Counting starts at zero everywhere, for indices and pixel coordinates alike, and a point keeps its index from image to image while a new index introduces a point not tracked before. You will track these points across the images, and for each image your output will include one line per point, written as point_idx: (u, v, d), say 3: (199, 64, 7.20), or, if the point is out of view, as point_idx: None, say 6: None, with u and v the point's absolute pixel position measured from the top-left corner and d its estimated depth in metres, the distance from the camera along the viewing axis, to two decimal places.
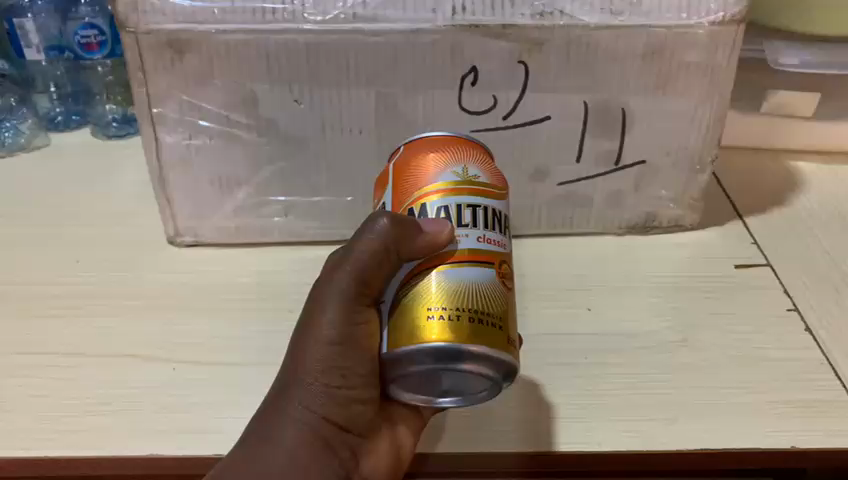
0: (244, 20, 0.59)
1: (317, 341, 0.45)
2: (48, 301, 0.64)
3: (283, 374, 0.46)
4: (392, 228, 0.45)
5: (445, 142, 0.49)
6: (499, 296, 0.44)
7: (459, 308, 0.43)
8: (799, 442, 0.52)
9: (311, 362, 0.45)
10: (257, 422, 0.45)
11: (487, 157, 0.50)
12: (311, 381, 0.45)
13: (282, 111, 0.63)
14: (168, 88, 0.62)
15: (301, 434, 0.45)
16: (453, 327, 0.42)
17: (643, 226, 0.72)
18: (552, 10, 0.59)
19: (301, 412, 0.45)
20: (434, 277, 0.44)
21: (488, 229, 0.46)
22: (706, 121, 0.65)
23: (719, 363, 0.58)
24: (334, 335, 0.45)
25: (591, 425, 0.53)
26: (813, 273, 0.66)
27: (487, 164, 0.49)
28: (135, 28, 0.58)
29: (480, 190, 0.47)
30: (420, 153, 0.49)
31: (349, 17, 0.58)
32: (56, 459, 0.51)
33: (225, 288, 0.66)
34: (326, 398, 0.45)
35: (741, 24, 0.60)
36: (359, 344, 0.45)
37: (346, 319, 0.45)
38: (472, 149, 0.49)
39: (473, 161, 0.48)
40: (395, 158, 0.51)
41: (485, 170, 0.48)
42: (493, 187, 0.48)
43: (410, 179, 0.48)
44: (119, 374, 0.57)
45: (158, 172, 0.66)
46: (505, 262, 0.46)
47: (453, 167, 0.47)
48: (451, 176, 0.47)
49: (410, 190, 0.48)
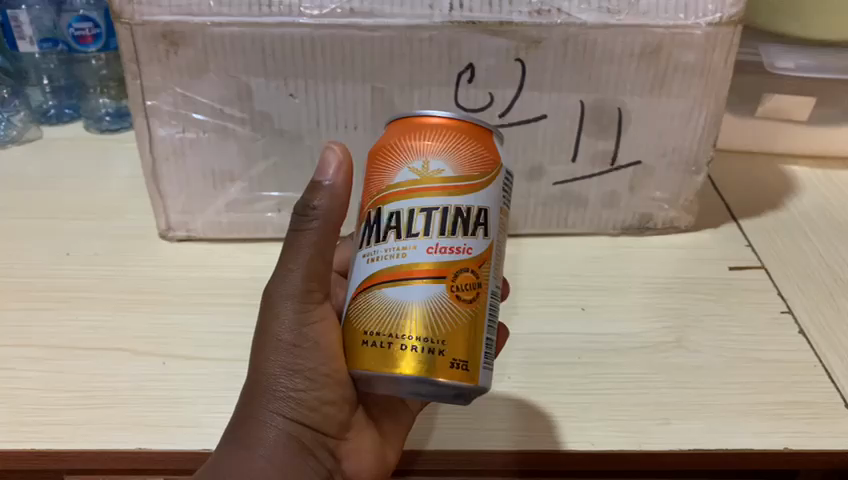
0: (241, 13, 0.58)
1: (278, 345, 0.45)
2: (37, 293, 0.63)
3: (247, 385, 0.46)
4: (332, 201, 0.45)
5: (418, 125, 0.45)
6: (445, 315, 0.41)
7: (392, 335, 0.41)
8: (793, 444, 0.52)
9: (274, 368, 0.45)
10: (231, 433, 0.44)
11: (464, 138, 0.44)
12: (276, 386, 0.45)
13: (276, 105, 0.63)
14: (161, 80, 0.61)
15: (278, 438, 0.44)
16: (385, 355, 0.41)
17: (637, 227, 0.72)
18: (550, 8, 0.59)
19: (273, 418, 0.45)
20: (376, 296, 0.42)
21: (444, 236, 0.42)
22: (702, 121, 0.65)
23: (713, 365, 0.58)
24: (291, 337, 0.45)
25: (584, 425, 0.53)
26: (807, 276, 0.66)
27: (459, 149, 0.43)
28: (130, 19, 0.58)
29: (445, 188, 0.42)
30: (413, 140, 0.44)
31: (346, 11, 0.58)
32: (42, 452, 0.50)
33: (218, 283, 0.65)
34: (296, 401, 0.45)
35: (738, 26, 0.60)
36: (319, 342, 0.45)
37: (300, 319, 0.45)
38: (444, 133, 0.44)
39: (467, 155, 0.43)
40: (391, 134, 0.45)
41: (454, 159, 0.43)
42: (459, 182, 0.43)
43: (373, 173, 0.45)
44: (109, 368, 0.56)
45: (150, 166, 0.66)
46: (464, 270, 0.42)
47: (413, 161, 0.43)
48: (409, 174, 0.43)
49: (373, 187, 0.45)
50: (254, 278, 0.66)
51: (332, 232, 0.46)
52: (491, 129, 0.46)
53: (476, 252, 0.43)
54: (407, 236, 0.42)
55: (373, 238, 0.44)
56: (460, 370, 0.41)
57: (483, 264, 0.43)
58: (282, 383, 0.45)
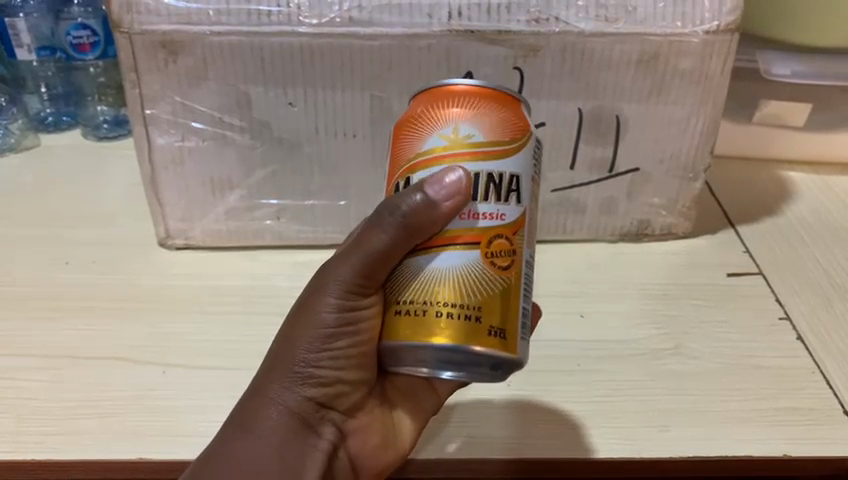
0: (240, 23, 0.58)
1: (313, 323, 0.44)
2: (36, 303, 0.63)
3: (271, 355, 0.45)
4: (419, 217, 0.41)
5: (446, 93, 0.44)
6: (481, 282, 0.41)
7: (428, 302, 0.41)
8: (791, 450, 0.52)
9: (302, 344, 0.44)
10: (242, 406, 0.44)
11: (493, 104, 0.43)
12: (300, 363, 0.44)
13: (276, 113, 0.63)
14: (161, 89, 0.61)
15: (284, 417, 0.44)
16: (420, 323, 0.41)
17: (636, 233, 0.72)
18: (548, 17, 0.59)
19: (285, 395, 0.44)
20: (412, 264, 0.43)
21: (478, 201, 0.42)
22: (700, 128, 0.65)
23: (711, 371, 0.58)
24: (332, 318, 0.44)
25: (582, 432, 0.53)
26: (804, 281, 0.67)
27: (490, 115, 0.43)
28: (129, 29, 0.58)
29: (475, 153, 0.42)
30: (442, 107, 0.43)
31: (344, 20, 0.58)
32: (42, 463, 0.50)
33: (217, 291, 0.65)
34: (314, 380, 0.44)
35: (735, 34, 0.61)
36: (358, 328, 0.44)
37: (345, 302, 0.44)
38: (473, 100, 0.43)
39: (497, 121, 0.43)
40: (419, 103, 0.45)
41: (484, 124, 0.42)
42: (491, 146, 0.42)
43: (403, 143, 0.44)
44: (109, 377, 0.56)
45: (149, 173, 0.66)
46: (500, 237, 0.42)
47: (443, 129, 0.43)
48: (439, 141, 0.43)
49: (403, 157, 0.44)
50: (253, 286, 0.66)
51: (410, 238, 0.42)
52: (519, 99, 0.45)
53: (511, 219, 0.42)
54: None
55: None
56: (497, 338, 0.41)
57: (519, 232, 0.43)
58: (306, 360, 0.44)
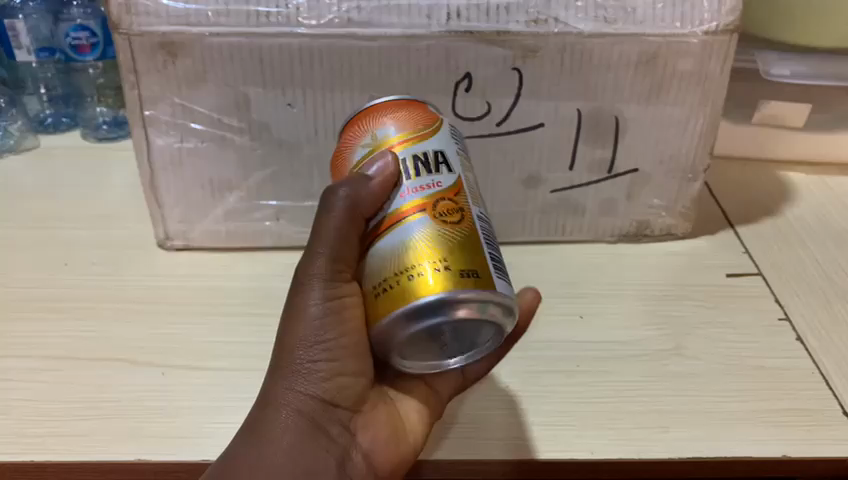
0: (239, 24, 0.58)
1: (303, 319, 0.45)
2: (36, 304, 0.63)
3: (273, 361, 0.46)
4: (359, 198, 0.44)
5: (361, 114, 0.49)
6: (439, 237, 0.42)
7: (396, 272, 0.42)
8: (792, 451, 0.52)
9: (299, 341, 0.45)
10: (251, 414, 0.45)
11: (401, 103, 0.48)
12: (299, 361, 0.45)
13: (276, 114, 0.63)
14: (160, 90, 0.61)
15: (292, 418, 0.44)
16: (394, 293, 0.41)
17: (635, 234, 0.72)
18: (547, 18, 0.59)
19: (290, 396, 0.44)
20: (371, 259, 0.44)
21: (412, 178, 0.44)
22: (699, 129, 0.65)
23: (711, 372, 0.58)
24: (319, 310, 0.45)
25: (583, 434, 0.53)
26: (804, 281, 0.67)
27: (399, 112, 0.47)
28: (129, 30, 0.58)
29: (397, 144, 0.46)
30: (360, 125, 0.48)
31: (344, 21, 0.58)
32: (41, 465, 0.50)
33: (216, 292, 0.65)
34: (315, 377, 0.45)
35: (734, 35, 0.61)
36: (342, 315, 0.45)
37: (328, 293, 0.45)
38: (380, 106, 0.48)
39: (409, 113, 0.47)
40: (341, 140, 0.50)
41: (396, 121, 0.47)
42: (409, 134, 0.46)
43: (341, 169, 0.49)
44: (108, 379, 0.56)
45: (148, 175, 0.66)
46: (446, 199, 0.44)
47: (364, 138, 0.47)
48: (364, 151, 0.47)
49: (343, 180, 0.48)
50: (252, 287, 0.66)
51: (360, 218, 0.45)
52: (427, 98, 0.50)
53: (448, 184, 0.45)
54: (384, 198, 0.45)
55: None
56: (469, 279, 0.41)
57: (460, 193, 0.45)
58: (303, 357, 0.45)
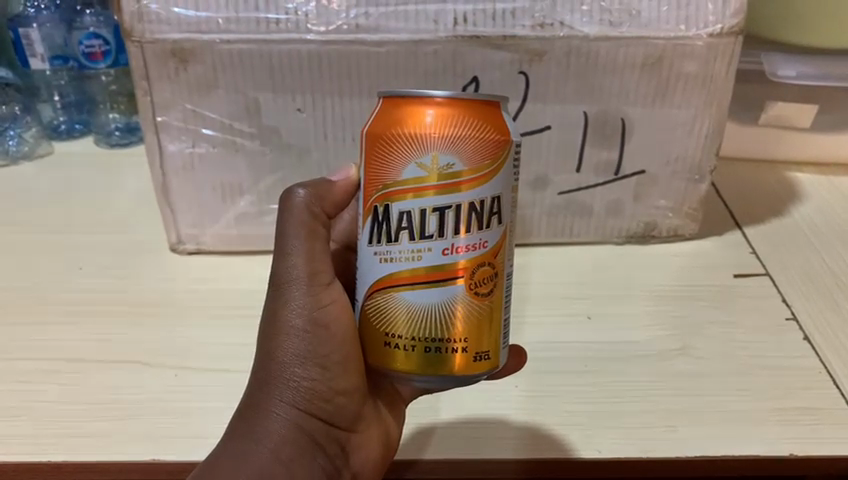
0: (248, 31, 0.59)
1: (288, 332, 0.46)
2: (52, 307, 0.64)
3: (257, 373, 0.46)
4: (318, 194, 0.49)
5: (425, 111, 0.42)
6: (465, 311, 0.43)
7: (414, 339, 0.43)
8: (799, 450, 0.52)
9: (286, 356, 0.46)
10: (235, 426, 0.45)
11: (475, 121, 0.43)
12: (288, 374, 0.46)
13: (285, 120, 0.64)
14: (172, 96, 0.62)
15: (282, 431, 0.45)
16: (409, 359, 0.43)
17: (642, 235, 0.72)
18: (552, 22, 0.60)
19: (280, 410, 0.45)
20: (395, 297, 0.44)
21: (458, 234, 0.42)
22: (705, 130, 0.66)
23: (719, 372, 0.58)
24: (302, 323, 0.46)
25: (590, 433, 0.53)
26: (811, 282, 0.67)
27: (472, 138, 0.42)
28: (141, 38, 0.59)
29: (452, 186, 0.42)
30: (422, 130, 0.42)
31: (352, 28, 0.59)
32: (58, 465, 0.50)
33: (227, 295, 0.66)
34: (306, 391, 0.46)
35: (739, 36, 0.61)
36: (330, 327, 0.46)
37: (311, 303, 0.46)
38: (451, 120, 0.42)
39: (480, 146, 0.42)
40: (390, 117, 0.43)
41: (462, 152, 0.42)
42: (470, 176, 0.42)
43: (374, 160, 0.43)
44: (122, 380, 0.57)
45: (161, 181, 0.67)
46: (484, 264, 0.44)
47: (422, 155, 0.42)
48: (418, 171, 0.42)
49: (374, 178, 0.44)
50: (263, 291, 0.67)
51: (316, 218, 0.48)
52: (497, 100, 0.44)
53: (492, 243, 0.44)
54: (421, 238, 0.42)
55: (384, 237, 0.44)
56: (481, 361, 0.44)
57: (499, 253, 0.44)
58: (293, 371, 0.46)
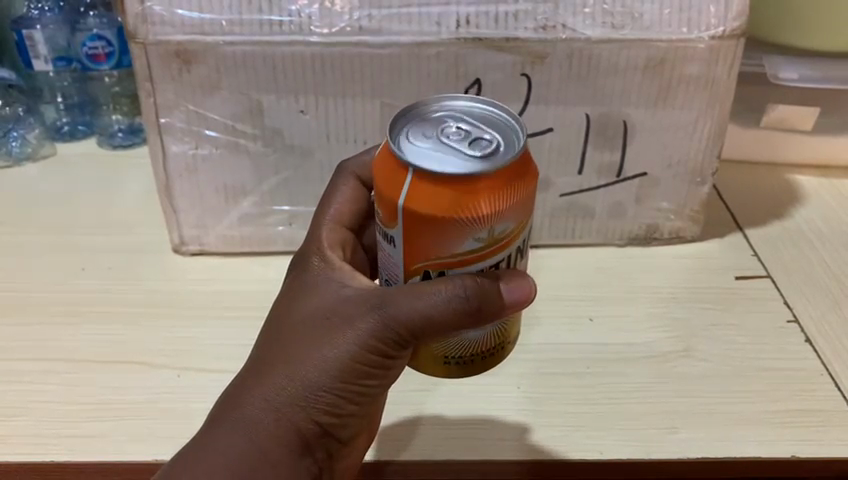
0: (251, 33, 0.60)
1: (336, 354, 0.45)
2: (53, 307, 0.64)
3: (281, 365, 0.45)
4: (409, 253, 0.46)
5: (473, 190, 0.40)
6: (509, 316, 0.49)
7: (472, 356, 0.48)
8: (800, 453, 0.52)
9: (322, 373, 0.45)
10: (237, 407, 0.45)
11: (516, 183, 0.42)
12: (317, 389, 0.45)
13: (287, 121, 0.64)
14: (175, 98, 0.63)
15: (286, 435, 0.44)
16: (467, 368, 0.49)
17: (645, 237, 0.73)
18: (554, 24, 0.60)
19: (294, 415, 0.45)
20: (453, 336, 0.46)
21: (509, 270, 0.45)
22: (707, 133, 0.66)
23: (720, 374, 0.58)
24: (353, 356, 0.45)
25: (592, 434, 0.53)
26: (813, 284, 0.67)
27: (517, 204, 0.42)
28: (144, 40, 0.59)
29: (505, 243, 0.43)
30: (476, 212, 0.41)
31: (355, 30, 0.60)
32: (58, 466, 0.51)
33: (228, 296, 0.66)
34: (326, 407, 0.45)
35: (741, 39, 0.61)
36: (375, 367, 0.45)
37: (367, 344, 0.45)
38: (498, 198, 0.41)
39: (523, 203, 0.43)
40: (433, 199, 0.40)
41: (510, 216, 0.42)
42: (516, 230, 0.43)
43: (422, 237, 0.42)
44: (123, 380, 0.57)
45: (164, 180, 0.67)
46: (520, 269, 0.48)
47: (478, 233, 0.42)
48: (475, 244, 0.42)
49: (424, 251, 0.43)
50: (265, 292, 0.67)
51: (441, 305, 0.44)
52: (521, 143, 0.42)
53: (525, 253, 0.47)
54: None
55: None
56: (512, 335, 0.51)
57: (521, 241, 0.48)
58: (324, 389, 0.45)
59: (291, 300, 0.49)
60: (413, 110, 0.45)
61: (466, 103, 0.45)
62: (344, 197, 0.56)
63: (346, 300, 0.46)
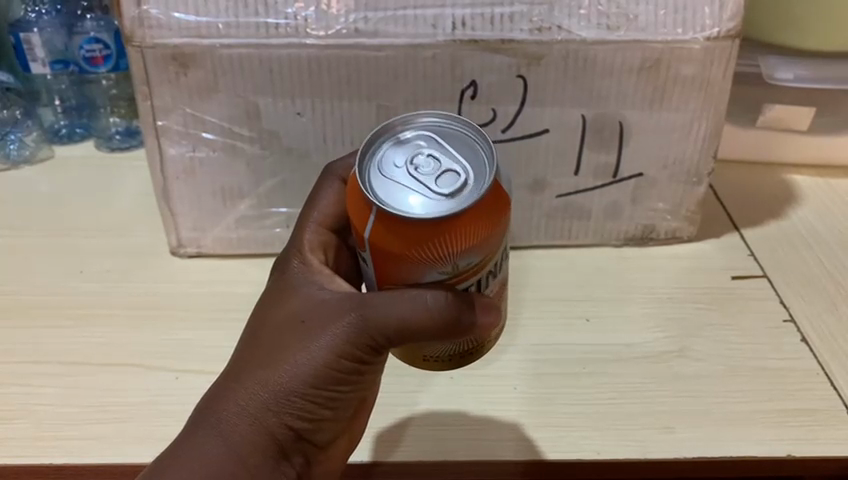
0: (248, 35, 0.60)
1: (311, 358, 0.45)
2: (52, 309, 0.64)
3: (257, 371, 0.46)
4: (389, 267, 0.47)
5: (434, 231, 0.40)
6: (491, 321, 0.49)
7: (452, 356, 0.49)
8: (795, 451, 0.52)
9: (296, 377, 0.45)
10: (214, 412, 0.45)
11: (482, 221, 0.41)
12: (292, 393, 0.45)
13: (284, 123, 0.64)
14: (172, 100, 0.63)
15: (262, 440, 0.45)
16: (447, 365, 0.50)
17: (641, 237, 0.73)
18: (550, 26, 0.60)
19: (269, 420, 0.45)
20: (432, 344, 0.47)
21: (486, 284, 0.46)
22: (702, 133, 0.66)
23: (717, 373, 0.59)
24: (328, 360, 0.45)
25: (588, 435, 0.53)
26: (809, 283, 0.67)
27: (483, 240, 0.42)
28: (141, 43, 0.59)
29: (474, 271, 0.43)
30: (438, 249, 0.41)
31: (351, 32, 0.60)
32: (59, 467, 0.51)
33: (227, 298, 0.66)
34: (301, 412, 0.46)
35: (737, 39, 0.62)
36: (350, 370, 0.46)
37: (342, 348, 0.45)
38: (461, 238, 0.40)
39: (492, 237, 0.42)
40: (396, 235, 0.41)
41: (477, 251, 0.42)
42: (486, 260, 0.43)
43: (389, 265, 0.43)
44: (121, 382, 0.58)
45: (161, 182, 0.67)
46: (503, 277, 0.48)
47: (443, 266, 0.42)
48: (441, 275, 0.42)
49: (392, 277, 0.43)
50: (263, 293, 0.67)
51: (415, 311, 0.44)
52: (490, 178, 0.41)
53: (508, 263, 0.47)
54: None
55: None
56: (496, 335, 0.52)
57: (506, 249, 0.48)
58: (299, 394, 0.45)
59: (268, 305, 0.50)
60: (387, 130, 0.43)
61: (440, 121, 0.44)
62: (328, 200, 0.55)
63: (322, 305, 0.47)
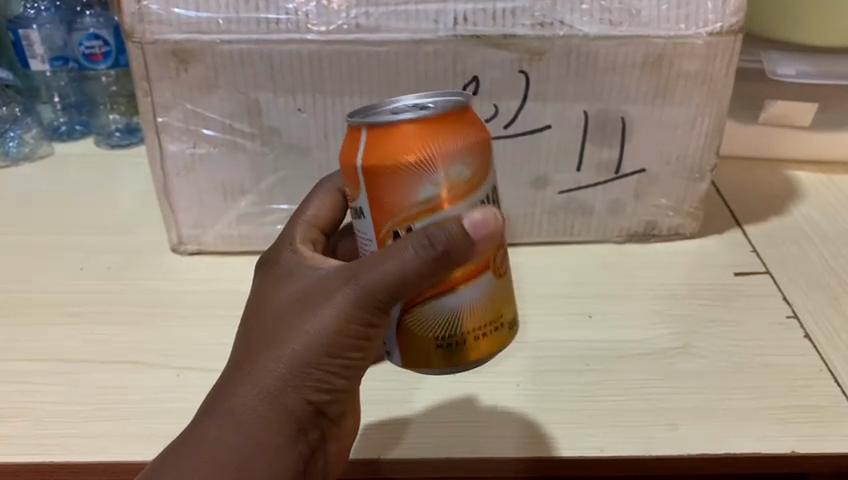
0: (249, 31, 0.59)
1: (316, 331, 0.45)
2: (52, 307, 0.64)
3: (263, 352, 0.45)
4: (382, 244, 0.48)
5: (415, 132, 0.44)
6: (495, 292, 0.47)
7: (461, 336, 0.47)
8: (800, 448, 0.52)
9: (303, 351, 0.44)
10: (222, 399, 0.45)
11: (460, 129, 0.45)
12: (301, 367, 0.45)
13: (285, 120, 0.64)
14: (172, 97, 0.63)
15: (275, 419, 0.44)
16: (460, 353, 0.47)
17: (644, 234, 0.72)
18: (552, 21, 0.60)
19: (280, 398, 0.44)
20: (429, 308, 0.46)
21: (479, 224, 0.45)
22: (705, 129, 0.66)
23: (720, 370, 0.58)
24: (335, 328, 0.44)
25: (591, 432, 0.53)
26: (812, 280, 0.67)
27: (465, 146, 0.44)
28: (141, 39, 0.59)
29: (466, 193, 0.44)
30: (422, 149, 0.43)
31: (352, 27, 0.59)
32: (57, 466, 0.51)
33: (227, 296, 0.66)
34: (312, 384, 0.45)
35: (739, 35, 0.61)
36: (358, 336, 0.45)
37: (348, 315, 0.44)
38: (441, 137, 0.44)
39: (474, 151, 0.45)
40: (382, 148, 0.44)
41: (463, 161, 0.44)
42: (475, 182, 0.45)
43: (382, 189, 0.44)
44: (122, 380, 0.57)
45: (162, 179, 0.67)
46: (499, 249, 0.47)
47: (432, 175, 0.43)
48: (433, 189, 0.44)
49: (386, 207, 0.45)
50: None
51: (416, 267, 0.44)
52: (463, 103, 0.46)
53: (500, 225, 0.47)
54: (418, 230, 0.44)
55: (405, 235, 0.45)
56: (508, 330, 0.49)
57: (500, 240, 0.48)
58: (307, 367, 0.45)
59: (268, 293, 0.49)
60: None
61: None
62: (318, 203, 0.57)
63: (324, 280, 0.47)
